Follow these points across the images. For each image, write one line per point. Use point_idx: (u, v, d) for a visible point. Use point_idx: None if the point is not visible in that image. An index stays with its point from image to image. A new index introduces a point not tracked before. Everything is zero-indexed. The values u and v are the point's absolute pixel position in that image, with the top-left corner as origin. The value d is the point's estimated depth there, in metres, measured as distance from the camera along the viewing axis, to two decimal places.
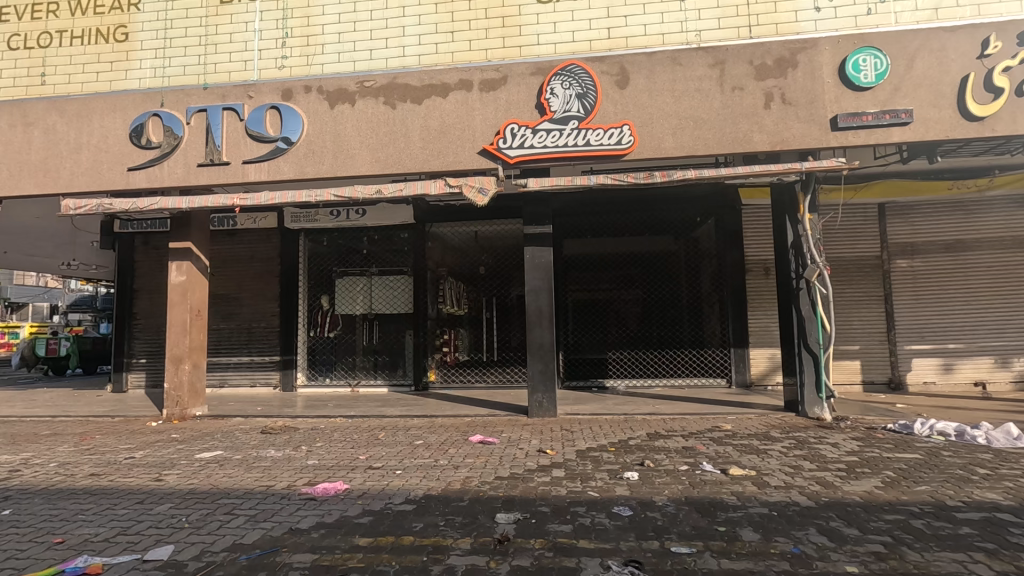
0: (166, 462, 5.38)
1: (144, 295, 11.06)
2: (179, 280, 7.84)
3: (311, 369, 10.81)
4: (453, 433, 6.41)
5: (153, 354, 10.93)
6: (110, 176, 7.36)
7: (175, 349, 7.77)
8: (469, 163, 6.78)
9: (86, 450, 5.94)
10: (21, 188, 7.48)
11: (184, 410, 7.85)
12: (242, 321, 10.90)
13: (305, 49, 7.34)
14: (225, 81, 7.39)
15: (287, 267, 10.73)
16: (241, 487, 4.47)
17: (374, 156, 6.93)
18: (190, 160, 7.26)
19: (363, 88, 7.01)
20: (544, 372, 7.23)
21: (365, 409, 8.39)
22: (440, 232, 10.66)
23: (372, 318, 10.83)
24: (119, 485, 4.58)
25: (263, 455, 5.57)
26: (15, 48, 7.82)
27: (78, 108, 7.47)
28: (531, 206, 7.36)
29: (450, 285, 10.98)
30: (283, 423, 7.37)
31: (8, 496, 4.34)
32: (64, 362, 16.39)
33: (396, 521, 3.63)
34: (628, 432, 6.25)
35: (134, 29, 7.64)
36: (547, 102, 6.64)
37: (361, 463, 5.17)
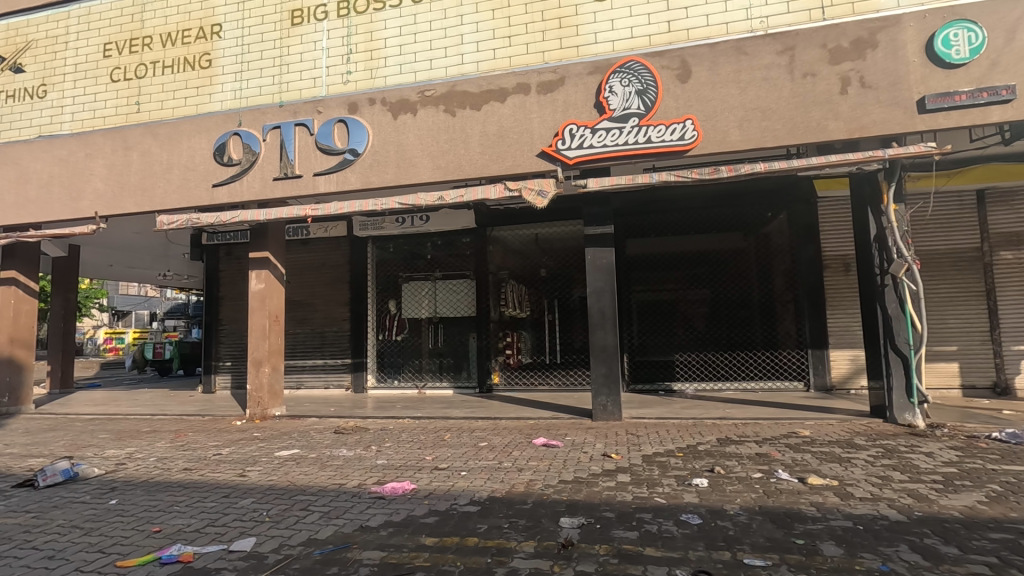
0: (249, 459, 5.74)
1: (229, 302, 11.88)
2: (258, 288, 8.35)
3: (380, 371, 11.20)
4: (517, 435, 6.44)
5: (237, 357, 11.69)
6: (197, 192, 7.96)
7: (255, 352, 8.29)
8: (527, 166, 6.79)
9: (180, 446, 6.44)
10: (123, 207, 8.24)
11: (265, 410, 8.34)
12: (316, 325, 11.46)
13: (369, 64, 7.62)
14: (297, 99, 7.81)
15: (357, 273, 11.19)
16: (315, 484, 4.69)
17: (435, 163, 7.10)
18: (266, 175, 7.74)
19: (424, 97, 7.20)
20: (608, 376, 7.11)
21: (431, 410, 8.60)
22: (501, 236, 10.75)
23: (437, 322, 11.09)
24: (207, 480, 4.94)
25: (335, 454, 5.82)
26: (116, 80, 8.62)
27: (169, 132, 8.14)
28: (591, 207, 7.28)
29: (511, 288, 10.93)
30: (354, 423, 7.68)
31: (115, 487, 4.79)
32: (168, 366, 17.86)
33: (461, 522, 3.68)
34: (696, 436, 6.03)
35: (217, 55, 8.21)
36: (605, 100, 6.55)
37: (427, 464, 5.29)
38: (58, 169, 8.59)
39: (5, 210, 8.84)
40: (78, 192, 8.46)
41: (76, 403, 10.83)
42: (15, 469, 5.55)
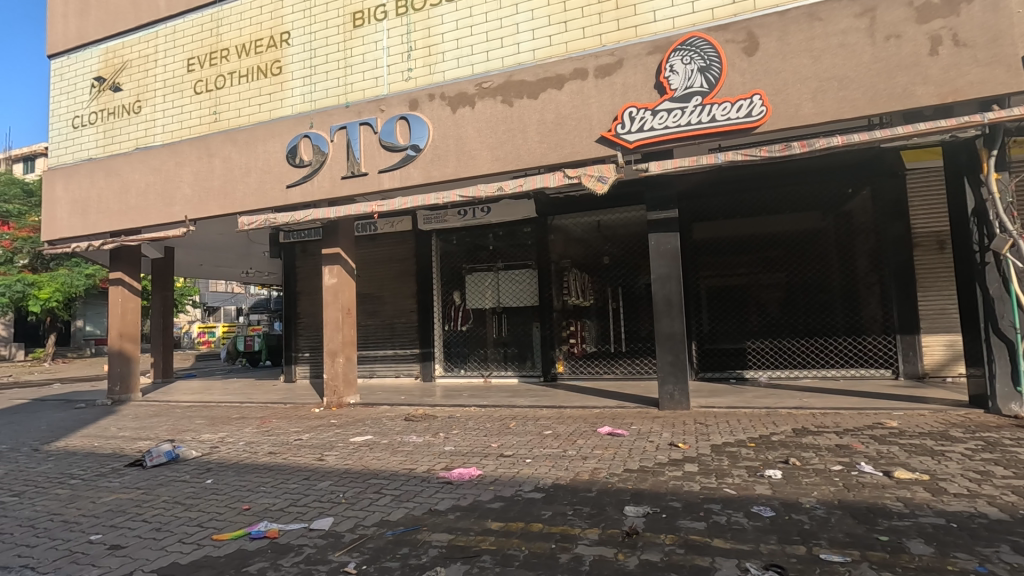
0: (327, 444, 6.09)
1: (305, 296, 12.56)
2: (331, 282, 8.78)
3: (447, 361, 11.51)
4: (581, 424, 6.44)
5: (315, 348, 12.37)
6: (273, 194, 8.46)
7: (330, 343, 8.74)
8: (586, 152, 6.69)
9: (265, 432, 6.92)
10: (209, 210, 8.89)
11: (341, 398, 8.78)
12: (385, 317, 11.91)
13: (428, 60, 7.74)
14: (361, 99, 8.08)
15: (423, 266, 11.53)
16: (387, 469, 4.91)
17: (494, 154, 7.15)
18: (335, 174, 8.11)
19: (482, 89, 7.25)
20: (675, 364, 6.94)
21: (496, 399, 8.74)
22: (563, 224, 10.73)
23: (501, 312, 11.19)
24: (290, 463, 5.29)
25: (406, 441, 6.06)
26: (200, 92, 9.26)
27: (247, 138, 8.68)
28: (654, 191, 7.08)
29: (574, 277, 10.78)
30: (423, 411, 7.94)
31: (210, 468, 5.23)
32: (257, 356, 19.32)
33: (526, 508, 3.74)
34: (770, 426, 5.78)
35: (286, 62, 8.63)
36: (666, 80, 6.33)
37: (493, 451, 5.40)
38: (153, 177, 9.38)
39: (111, 218, 9.78)
40: (170, 198, 9.21)
41: (176, 391, 11.86)
42: (127, 450, 6.18)
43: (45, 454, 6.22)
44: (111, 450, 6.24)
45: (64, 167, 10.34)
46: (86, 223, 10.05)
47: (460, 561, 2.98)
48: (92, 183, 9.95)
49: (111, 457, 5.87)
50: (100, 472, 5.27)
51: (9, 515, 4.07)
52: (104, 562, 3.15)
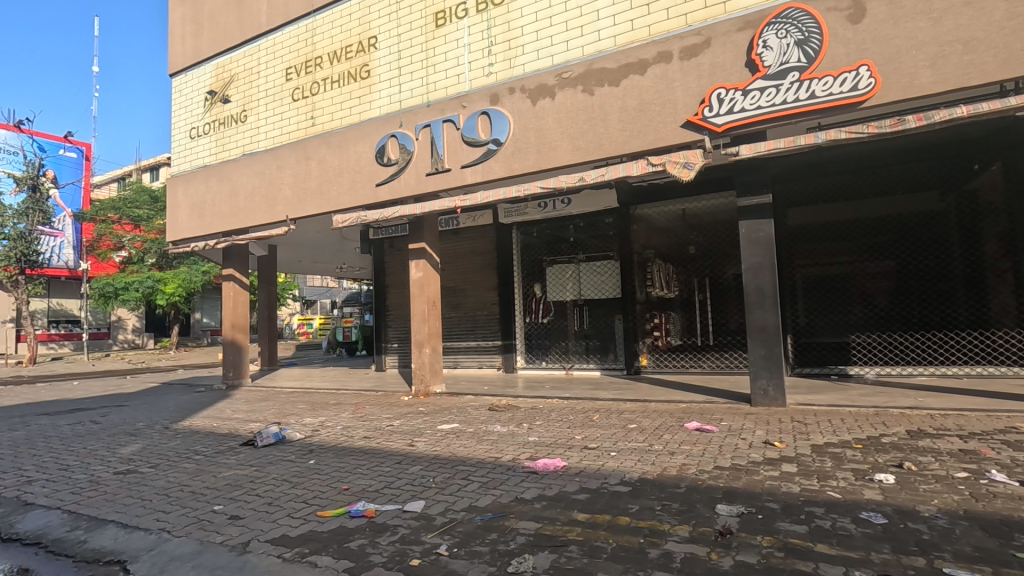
0: (417, 430, 6.35)
1: (393, 290, 13.14)
2: (417, 276, 9.11)
3: (528, 353, 11.62)
4: (668, 418, 6.26)
5: (402, 339, 12.92)
6: (364, 192, 8.91)
7: (417, 334, 9.10)
8: (671, 138, 6.44)
9: (360, 417, 7.34)
10: (307, 209, 9.52)
11: (427, 386, 9.11)
12: (468, 309, 12.20)
13: (508, 53, 7.77)
14: (444, 97, 8.29)
15: (504, 258, 11.68)
16: (473, 456, 5.06)
17: (574, 145, 7.07)
18: (420, 171, 8.40)
19: (562, 80, 7.20)
20: (769, 358, 6.57)
21: (579, 391, 8.71)
22: (645, 214, 10.48)
23: (582, 304, 11.08)
24: (383, 448, 5.57)
25: (490, 430, 6.19)
26: (297, 99, 9.91)
27: (340, 140, 9.19)
28: (745, 176, 6.71)
29: (658, 268, 10.52)
30: (507, 402, 8.07)
31: (312, 449, 5.63)
32: (355, 346, 20.62)
33: (613, 501, 3.70)
34: (879, 427, 5.32)
35: (374, 66, 9.02)
36: (759, 57, 5.95)
37: (577, 443, 5.39)
38: (258, 181, 10.18)
39: (224, 219, 10.74)
40: (273, 200, 9.95)
41: (281, 378, 12.86)
42: (242, 431, 6.78)
43: (174, 431, 6.97)
44: (227, 430, 6.89)
45: (184, 174, 11.47)
46: (202, 224, 11.10)
47: (548, 550, 3.01)
48: (208, 189, 10.98)
49: (228, 437, 6.48)
50: (220, 449, 5.84)
51: (148, 484, 4.62)
52: (226, 530, 3.49)
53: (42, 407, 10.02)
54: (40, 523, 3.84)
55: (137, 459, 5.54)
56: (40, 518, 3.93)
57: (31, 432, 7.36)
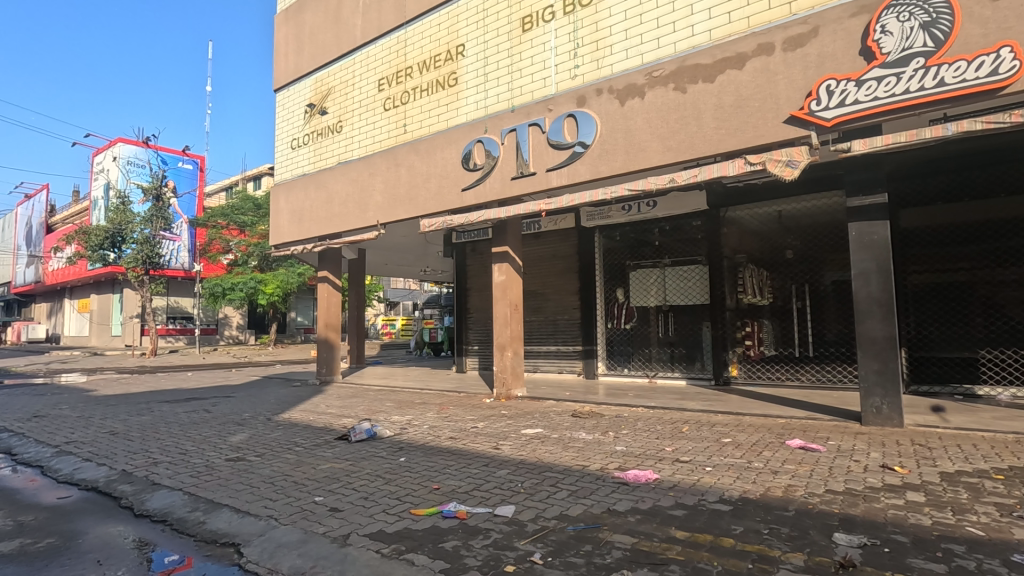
0: (501, 433, 6.37)
1: (475, 293, 13.35)
2: (500, 279, 9.18)
3: (609, 359, 11.38)
4: (766, 434, 5.86)
5: (483, 341, 13.09)
6: (450, 197, 9.11)
7: (499, 338, 9.15)
8: (772, 135, 6.04)
9: (445, 417, 7.48)
10: (396, 214, 9.89)
11: (509, 389, 9.15)
12: (548, 313, 12.15)
13: (596, 54, 7.65)
14: (530, 101, 8.30)
15: (586, 262, 11.53)
16: (560, 463, 4.98)
17: (665, 145, 6.82)
18: (505, 175, 8.45)
19: (652, 78, 6.98)
20: (883, 373, 5.98)
21: (665, 400, 8.39)
22: (737, 216, 9.95)
23: (667, 310, 10.72)
24: (469, 449, 5.62)
25: (575, 437, 6.09)
26: (388, 109, 10.32)
27: (428, 147, 9.46)
28: (855, 174, 6.19)
29: (750, 274, 9.92)
30: (590, 408, 7.92)
31: (401, 447, 5.78)
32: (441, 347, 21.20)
33: (713, 520, 3.48)
34: (1022, 457, 4.67)
35: (461, 73, 9.21)
36: (876, 43, 5.46)
37: (668, 455, 5.16)
38: (352, 187, 10.71)
39: (320, 224, 11.39)
40: (365, 205, 10.43)
41: (368, 375, 13.42)
42: (335, 425, 7.11)
43: (275, 422, 7.44)
44: (323, 424, 7.25)
45: (286, 182, 12.30)
46: (301, 229, 11.84)
47: (647, 567, 2.88)
48: (306, 195, 11.69)
49: (324, 430, 6.82)
50: (317, 442, 6.15)
51: (256, 472, 4.93)
52: (327, 521, 3.64)
53: (164, 395, 11.09)
54: (165, 503, 4.18)
55: (245, 447, 5.95)
56: (165, 498, 4.29)
57: (155, 417, 8.13)
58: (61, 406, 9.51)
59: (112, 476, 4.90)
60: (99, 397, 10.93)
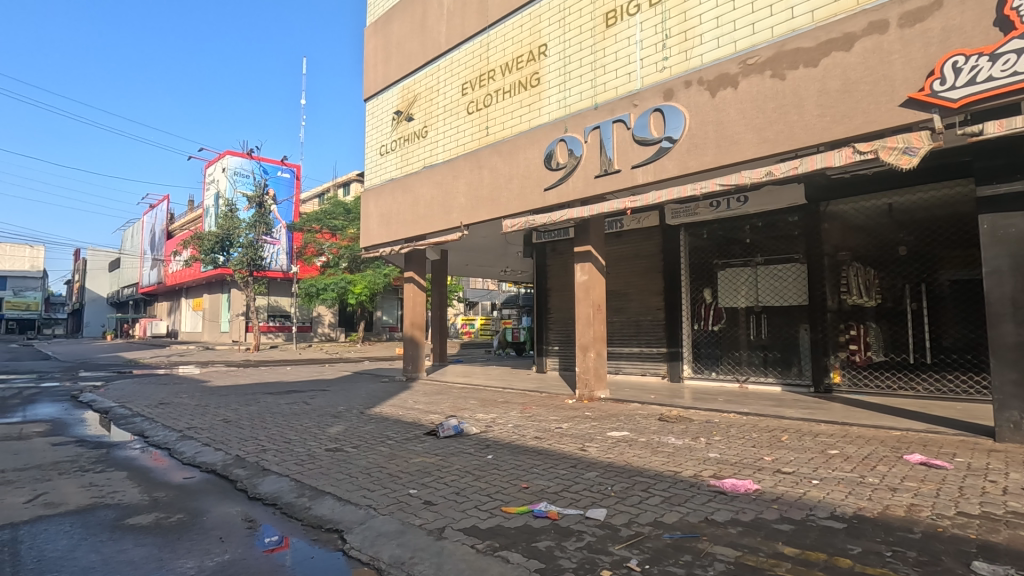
0: (586, 435, 6.28)
1: (556, 293, 13.32)
2: (583, 279, 9.07)
3: (696, 362, 10.95)
4: (879, 447, 5.37)
5: (564, 342, 13.03)
6: (533, 197, 9.14)
7: (582, 338, 9.05)
8: (886, 120, 5.53)
9: (529, 417, 7.50)
10: (479, 216, 10.06)
11: (592, 391, 9.03)
12: (631, 314, 11.87)
13: (684, 45, 7.38)
14: (614, 97, 8.14)
15: (670, 261, 11.15)
16: (650, 468, 4.83)
17: (761, 136, 6.44)
18: (588, 174, 8.35)
19: (746, 67, 6.62)
20: (1022, 384, 5.30)
21: (759, 406, 7.92)
22: (839, 210, 9.20)
23: (759, 311, 10.18)
24: (555, 449, 5.61)
25: (664, 441, 5.89)
26: (471, 112, 10.53)
27: (510, 148, 9.55)
28: (985, 161, 5.57)
29: (854, 272, 9.13)
30: (678, 413, 7.63)
31: (488, 445, 5.86)
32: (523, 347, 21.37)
33: (825, 537, 3.23)
34: None
35: (544, 73, 9.21)
36: (1015, 12, 4.86)
37: (768, 465, 4.86)
38: (437, 190, 11.02)
39: (406, 226, 11.83)
40: (449, 207, 10.71)
41: (451, 373, 13.77)
42: (424, 421, 7.34)
43: (368, 416, 7.80)
44: (411, 419, 7.51)
45: (375, 187, 12.89)
46: (389, 231, 12.36)
47: None
48: (394, 199, 12.20)
49: (413, 425, 7.05)
50: (408, 436, 6.37)
51: (354, 462, 5.18)
52: (422, 514, 3.74)
53: (268, 387, 11.98)
54: (275, 488, 4.49)
55: (342, 439, 6.28)
56: (275, 483, 4.60)
57: (262, 407, 8.78)
58: (182, 395, 10.52)
59: (228, 461, 5.34)
60: (213, 387, 11.98)
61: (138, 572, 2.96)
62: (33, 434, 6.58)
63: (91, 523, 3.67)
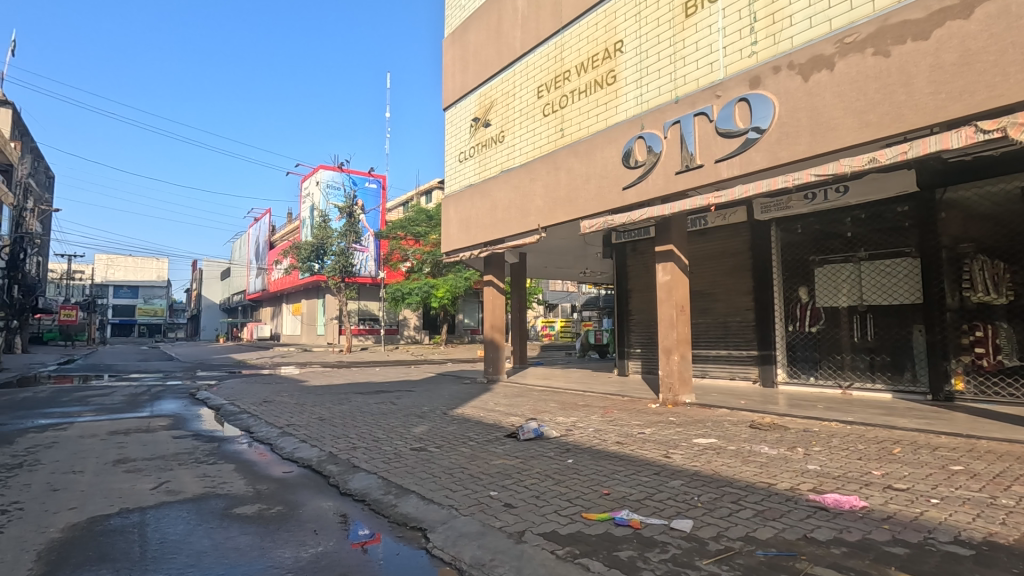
0: (671, 441, 6.04)
1: (637, 294, 12.98)
2: (665, 279, 8.75)
3: (791, 366, 10.22)
4: (1014, 465, 4.72)
5: (646, 344, 12.66)
6: (611, 197, 8.97)
7: (665, 341, 8.74)
8: (1016, 93, 4.88)
9: (610, 421, 7.34)
10: (557, 217, 10.01)
11: (676, 395, 8.70)
12: (717, 315, 11.33)
13: (772, 29, 6.94)
14: (695, 89, 7.81)
15: (760, 259, 10.52)
16: (741, 478, 4.56)
17: (862, 120, 5.91)
18: (668, 170, 8.07)
19: (844, 46, 6.12)
20: None
21: (866, 415, 7.24)
22: (960, 197, 8.17)
23: (864, 311, 9.39)
24: (638, 455, 5.44)
25: (757, 451, 5.54)
26: (547, 114, 10.52)
27: (587, 148, 9.43)
28: None
29: (979, 266, 8.00)
30: (771, 420, 7.15)
31: (568, 448, 5.80)
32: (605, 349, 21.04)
33: (948, 565, 2.88)
34: None
35: (620, 70, 9.01)
36: None
37: (876, 480, 4.42)
38: (514, 194, 11.12)
39: (485, 230, 12.02)
40: (526, 210, 10.77)
41: (531, 375, 13.81)
42: (504, 423, 7.39)
43: (450, 417, 7.98)
44: (492, 421, 7.60)
45: (454, 193, 13.23)
46: (469, 236, 12.63)
47: None
48: (473, 204, 12.45)
49: (494, 427, 7.13)
50: (489, 438, 6.44)
51: (437, 462, 5.32)
52: (503, 516, 3.76)
53: (358, 388, 12.63)
54: (363, 484, 4.70)
55: (426, 439, 6.47)
56: (364, 479, 4.83)
57: (353, 407, 9.26)
58: (283, 393, 11.32)
59: (322, 457, 5.67)
60: (310, 387, 12.78)
61: (243, 558, 3.20)
62: (159, 427, 7.34)
63: (204, 510, 4.02)
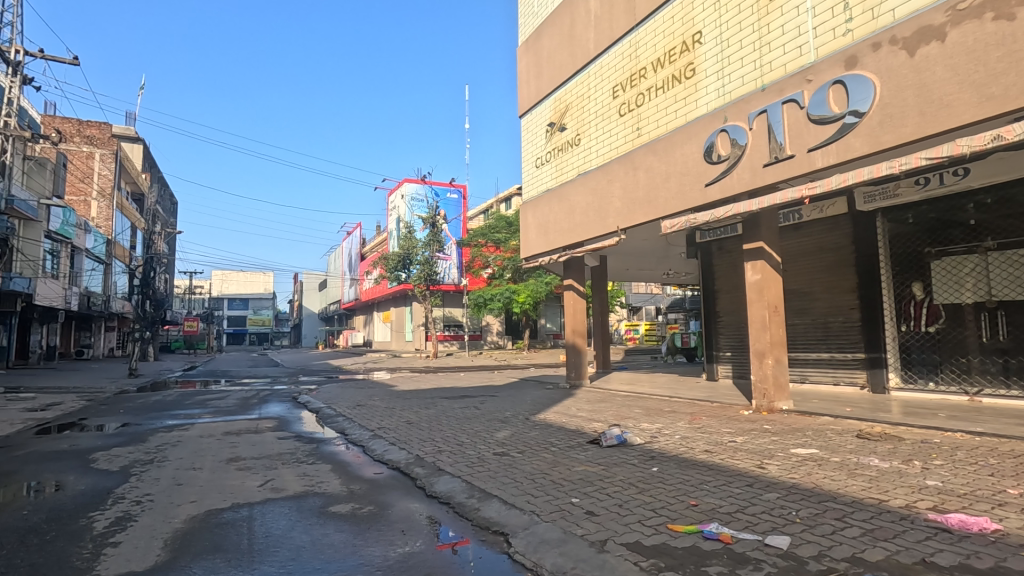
0: (765, 451, 5.67)
1: (725, 295, 12.38)
2: (754, 279, 8.26)
3: (906, 370, 9.27)
4: None
5: (736, 348, 12.00)
6: (693, 194, 8.62)
7: (757, 344, 8.25)
8: None
9: (698, 429, 7.03)
10: (637, 218, 9.78)
11: (771, 402, 8.18)
12: (817, 316, 10.63)
13: (869, 2, 6.38)
14: (782, 75, 7.35)
15: (865, 253, 9.66)
16: (846, 493, 4.19)
17: (982, 94, 5.28)
18: (755, 163, 7.60)
19: (956, 14, 5.50)
20: None
21: (1000, 425, 6.38)
22: None
23: (994, 308, 8.32)
24: (729, 465, 5.16)
25: (865, 463, 5.06)
26: (624, 114, 10.32)
27: (667, 146, 9.14)
28: None
29: None
30: (882, 430, 6.51)
31: (653, 456, 5.62)
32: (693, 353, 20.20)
33: None
34: None
35: (699, 62, 8.66)
36: None
37: (1012, 500, 3.88)
38: (592, 196, 11.00)
39: (564, 235, 11.98)
40: (605, 213, 10.61)
41: (615, 380, 13.54)
42: (586, 429, 7.30)
43: (533, 422, 8.00)
44: (574, 426, 7.53)
45: (532, 199, 13.31)
46: (548, 240, 12.64)
47: None
48: (551, 209, 12.46)
49: (576, 432, 7.07)
50: (571, 444, 6.38)
51: (519, 468, 5.35)
52: (585, 524, 3.71)
53: (444, 392, 13.01)
54: (448, 487, 4.83)
55: (508, 444, 6.53)
56: (448, 483, 4.95)
57: (439, 411, 9.56)
58: (374, 398, 11.89)
59: (410, 459, 5.90)
60: (399, 392, 13.34)
61: (337, 554, 3.38)
62: (267, 429, 7.97)
63: (304, 507, 4.31)
